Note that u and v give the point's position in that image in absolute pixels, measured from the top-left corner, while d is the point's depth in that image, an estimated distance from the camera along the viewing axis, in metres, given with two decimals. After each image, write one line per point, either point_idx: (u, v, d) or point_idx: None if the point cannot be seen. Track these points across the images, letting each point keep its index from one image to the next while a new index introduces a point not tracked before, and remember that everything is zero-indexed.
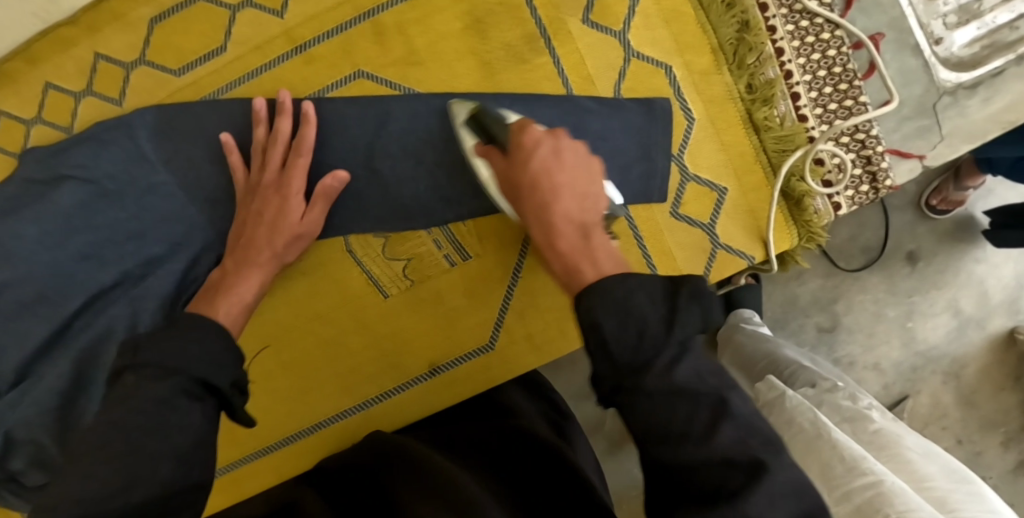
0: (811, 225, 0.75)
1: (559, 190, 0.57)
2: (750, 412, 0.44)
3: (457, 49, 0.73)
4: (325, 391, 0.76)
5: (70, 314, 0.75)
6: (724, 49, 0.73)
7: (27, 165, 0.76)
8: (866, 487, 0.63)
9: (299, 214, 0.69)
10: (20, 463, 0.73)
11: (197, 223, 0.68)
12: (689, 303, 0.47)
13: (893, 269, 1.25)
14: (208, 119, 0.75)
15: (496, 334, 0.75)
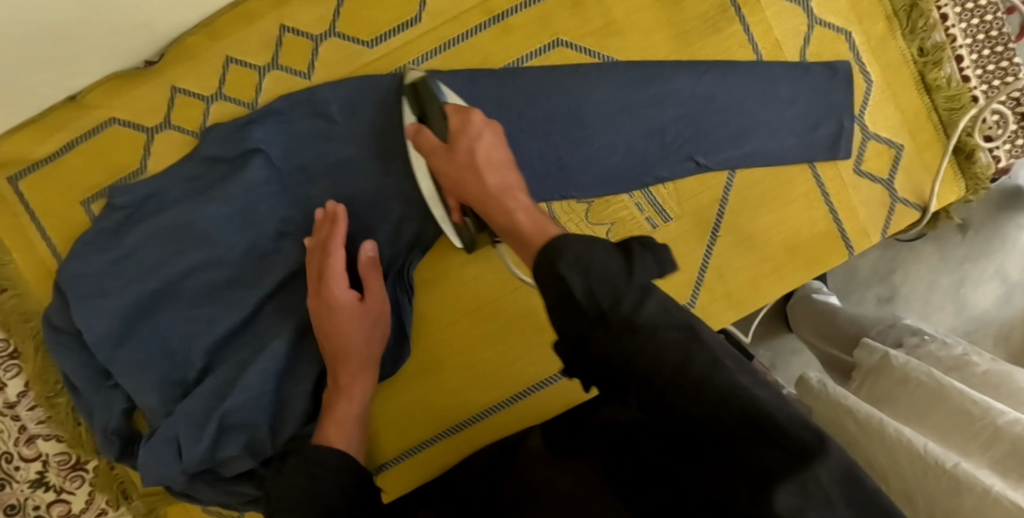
0: (977, 177, 0.80)
1: (503, 192, 0.60)
2: None
3: (655, 20, 0.76)
4: (529, 358, 0.77)
5: (267, 294, 0.75)
6: (897, 15, 0.78)
7: (212, 142, 0.74)
8: (1008, 425, 0.65)
9: (334, 259, 0.69)
10: (234, 451, 0.69)
11: (329, 315, 0.69)
12: None
13: (945, 237, 1.35)
14: (399, 91, 0.74)
15: (697, 292, 0.77)
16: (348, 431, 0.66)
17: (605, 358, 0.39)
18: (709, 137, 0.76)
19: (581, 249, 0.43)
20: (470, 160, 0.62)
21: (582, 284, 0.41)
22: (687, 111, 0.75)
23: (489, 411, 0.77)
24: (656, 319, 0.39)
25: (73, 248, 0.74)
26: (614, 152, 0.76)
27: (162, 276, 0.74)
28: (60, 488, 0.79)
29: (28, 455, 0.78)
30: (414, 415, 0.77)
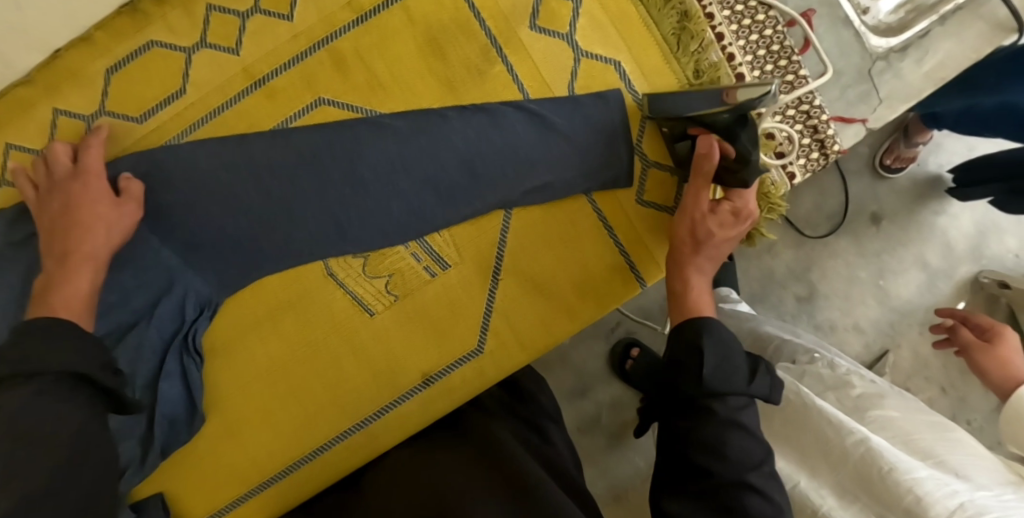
0: (770, 196, 0.78)
1: (709, 247, 0.70)
2: (766, 454, 0.61)
3: (417, 69, 0.75)
4: (324, 415, 0.77)
5: None
6: (668, 40, 0.77)
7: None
8: (855, 446, 0.77)
9: (104, 205, 0.69)
10: None
11: (82, 205, 0.68)
12: (744, 363, 0.65)
13: (858, 230, 1.33)
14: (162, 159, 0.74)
15: (484, 338, 0.77)
16: (75, 306, 0.64)
17: (680, 477, 0.60)
18: (483, 180, 0.75)
19: (727, 342, 0.65)
20: (75, 174, 0.70)
21: (711, 362, 0.63)
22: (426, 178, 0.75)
23: (289, 469, 0.78)
24: (737, 397, 0.63)
25: None
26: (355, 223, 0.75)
27: None
28: None
29: None
30: (213, 478, 0.78)
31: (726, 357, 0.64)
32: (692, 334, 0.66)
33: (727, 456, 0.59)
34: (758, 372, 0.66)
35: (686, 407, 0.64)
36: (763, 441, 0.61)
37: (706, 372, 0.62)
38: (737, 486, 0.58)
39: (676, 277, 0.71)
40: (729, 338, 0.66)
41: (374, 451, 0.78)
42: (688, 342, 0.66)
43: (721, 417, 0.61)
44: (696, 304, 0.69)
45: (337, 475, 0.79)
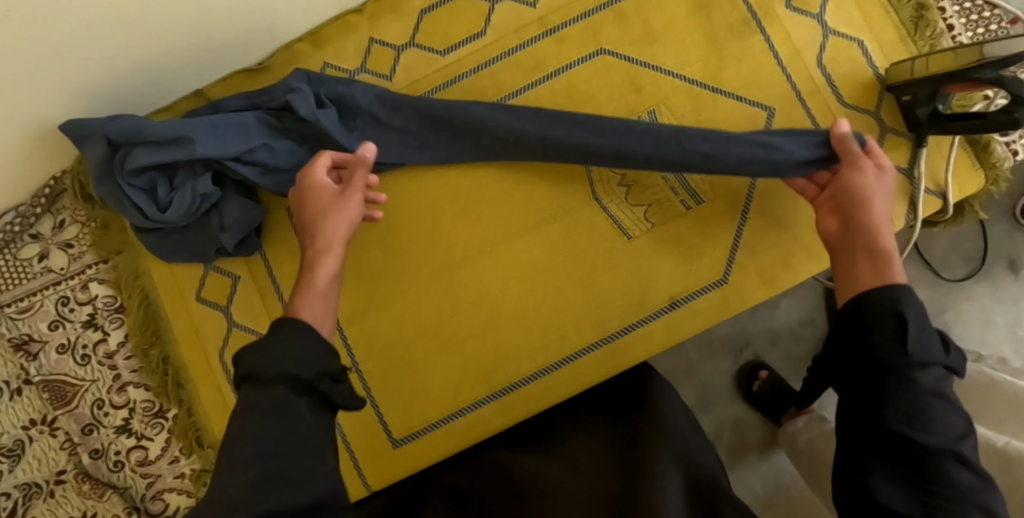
0: (996, 170, 0.86)
1: (883, 221, 0.70)
2: (969, 427, 0.54)
3: (688, 30, 0.86)
4: (576, 324, 0.84)
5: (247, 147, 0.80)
6: (907, 25, 0.87)
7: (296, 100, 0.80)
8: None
9: (346, 208, 0.73)
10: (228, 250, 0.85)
11: (335, 217, 0.72)
12: (934, 337, 0.58)
13: (997, 278, 1.36)
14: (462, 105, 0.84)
15: (729, 268, 0.84)
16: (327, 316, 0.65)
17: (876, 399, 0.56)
18: (735, 129, 0.85)
19: (923, 315, 0.60)
20: (337, 205, 0.73)
21: (913, 327, 0.58)
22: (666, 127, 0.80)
23: (538, 373, 0.84)
24: (937, 370, 0.57)
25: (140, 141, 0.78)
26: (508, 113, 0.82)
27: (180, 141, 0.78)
28: (142, 434, 0.89)
29: (118, 401, 0.89)
30: (468, 376, 0.85)
31: (926, 339, 0.57)
32: (886, 313, 0.60)
33: (941, 430, 0.52)
34: (951, 345, 0.60)
35: (886, 364, 0.57)
36: (965, 413, 0.54)
37: (911, 342, 0.56)
38: (977, 502, 0.49)
39: (852, 271, 0.67)
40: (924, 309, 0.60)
41: (619, 365, 0.83)
42: (876, 312, 0.60)
43: (925, 387, 0.55)
44: (892, 264, 0.65)
45: (566, 394, 0.83)
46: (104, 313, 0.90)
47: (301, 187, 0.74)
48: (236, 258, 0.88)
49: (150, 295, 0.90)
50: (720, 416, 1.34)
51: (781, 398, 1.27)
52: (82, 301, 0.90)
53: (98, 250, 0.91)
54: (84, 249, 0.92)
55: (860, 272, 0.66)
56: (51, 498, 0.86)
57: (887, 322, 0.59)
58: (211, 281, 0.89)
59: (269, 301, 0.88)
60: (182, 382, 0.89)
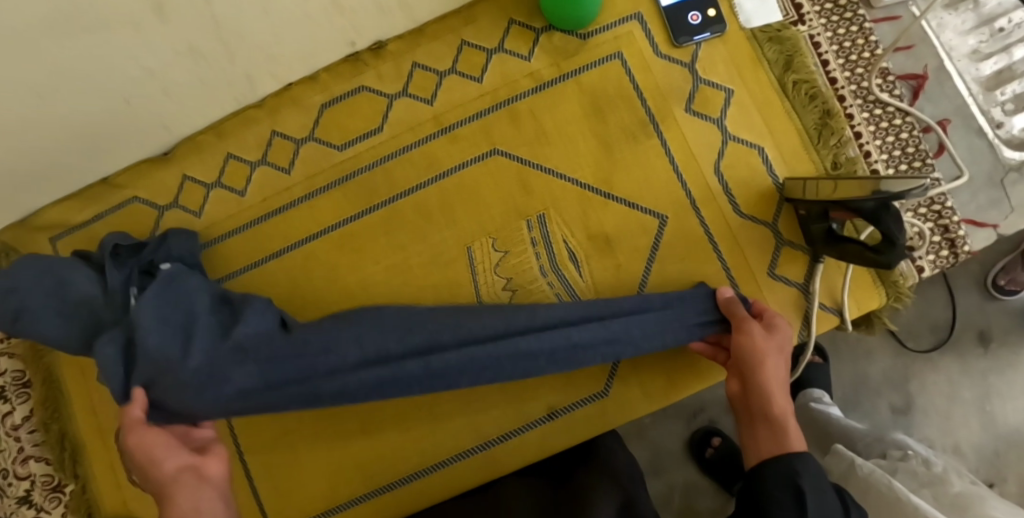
0: (899, 286, 0.82)
1: (777, 383, 0.67)
2: None
3: (582, 133, 0.86)
4: (452, 429, 0.83)
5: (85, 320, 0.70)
6: (810, 132, 0.85)
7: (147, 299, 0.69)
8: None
9: (176, 461, 0.61)
10: None
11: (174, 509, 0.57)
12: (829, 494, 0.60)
13: (964, 351, 1.13)
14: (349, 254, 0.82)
15: (611, 382, 0.82)
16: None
17: None
18: (626, 236, 0.84)
19: (821, 476, 0.61)
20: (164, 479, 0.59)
21: (782, 479, 0.61)
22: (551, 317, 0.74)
23: (411, 475, 0.83)
24: None
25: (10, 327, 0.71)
26: (351, 324, 0.71)
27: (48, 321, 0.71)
28: (40, 506, 0.92)
29: (20, 473, 0.92)
30: (343, 472, 0.84)
31: (825, 505, 0.59)
32: (781, 487, 0.60)
33: None
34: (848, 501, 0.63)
35: None
36: None
37: (808, 506, 0.58)
38: None
39: (752, 436, 0.66)
40: (816, 468, 0.61)
41: (494, 473, 0.82)
42: (778, 483, 0.60)
43: None
44: (789, 431, 0.64)
45: (439, 501, 0.83)
46: (12, 387, 0.94)
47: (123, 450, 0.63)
48: None
49: (54, 371, 0.93)
50: (673, 480, 1.23)
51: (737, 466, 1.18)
52: None
53: None
54: None
55: (759, 436, 0.65)
56: None
57: (795, 489, 0.59)
58: None
59: None
60: (80, 459, 0.92)
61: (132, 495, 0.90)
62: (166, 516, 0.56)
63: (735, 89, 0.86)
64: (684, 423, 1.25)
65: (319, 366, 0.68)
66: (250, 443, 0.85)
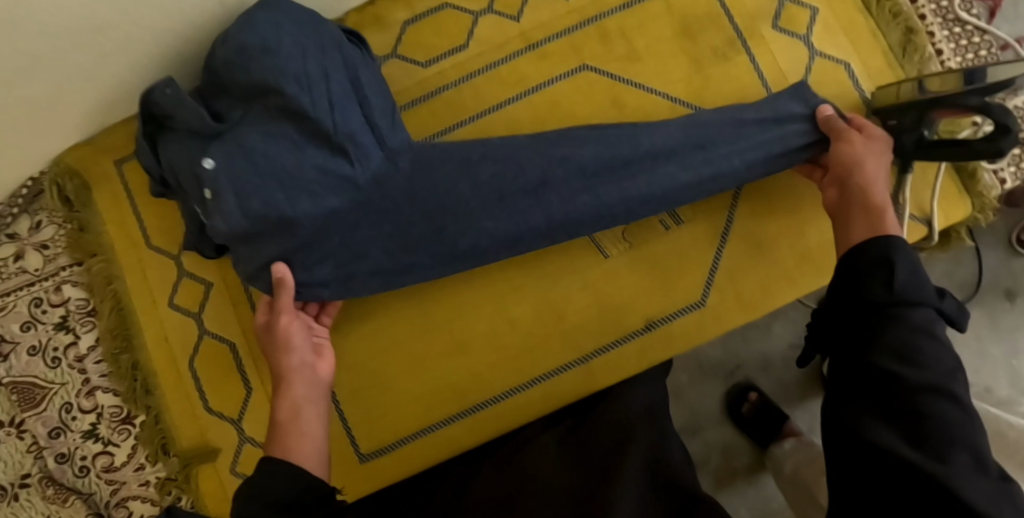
0: (982, 199, 0.84)
1: (874, 182, 0.69)
2: (953, 369, 0.52)
3: (671, 50, 0.86)
4: (549, 344, 0.82)
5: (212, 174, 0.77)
6: (894, 50, 0.86)
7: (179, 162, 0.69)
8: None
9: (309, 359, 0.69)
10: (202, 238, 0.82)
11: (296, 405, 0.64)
12: (918, 277, 0.57)
13: (992, 305, 1.18)
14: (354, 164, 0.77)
15: (708, 292, 0.82)
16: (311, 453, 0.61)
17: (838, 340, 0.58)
18: None
19: (916, 259, 0.58)
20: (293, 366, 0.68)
21: (903, 274, 0.56)
22: (676, 118, 0.76)
23: (508, 392, 0.82)
24: (929, 313, 0.55)
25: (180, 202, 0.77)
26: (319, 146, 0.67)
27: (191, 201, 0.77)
28: (108, 440, 0.88)
29: (86, 406, 0.88)
30: (438, 392, 0.83)
31: (916, 281, 0.56)
32: (878, 255, 0.59)
33: (926, 366, 0.51)
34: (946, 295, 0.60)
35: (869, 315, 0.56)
36: (952, 348, 0.53)
37: (898, 280, 0.56)
38: (959, 441, 0.48)
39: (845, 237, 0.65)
40: (914, 255, 0.58)
41: (591, 387, 0.82)
42: (868, 256, 0.59)
43: (910, 320, 0.54)
44: (885, 212, 0.64)
45: (532, 417, 0.82)
46: (76, 316, 0.90)
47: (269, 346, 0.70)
48: (209, 264, 0.88)
49: (122, 299, 0.89)
50: (709, 440, 1.21)
51: (775, 424, 1.16)
52: (54, 304, 0.90)
53: (73, 252, 0.90)
54: (59, 250, 0.91)
55: (856, 229, 0.65)
56: (15, 501, 0.86)
57: (874, 259, 0.58)
58: (184, 286, 0.88)
59: (240, 310, 0.87)
60: (150, 389, 0.88)
61: (207, 424, 0.86)
62: (287, 437, 0.61)
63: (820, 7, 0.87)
64: (721, 383, 1.23)
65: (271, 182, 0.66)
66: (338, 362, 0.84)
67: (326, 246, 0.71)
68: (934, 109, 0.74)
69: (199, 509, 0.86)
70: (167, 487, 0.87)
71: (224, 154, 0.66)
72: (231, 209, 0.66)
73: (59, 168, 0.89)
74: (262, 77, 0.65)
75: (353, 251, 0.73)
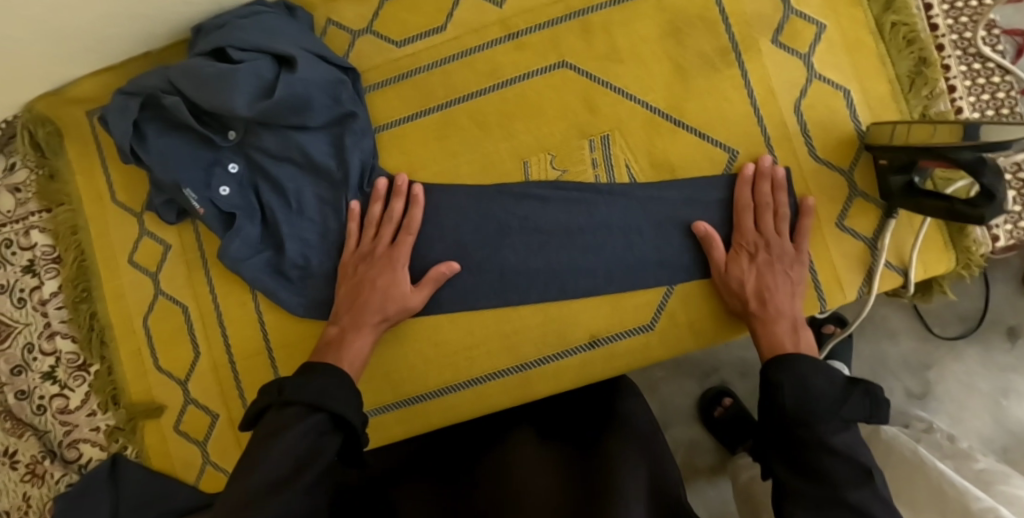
0: (971, 254, 0.78)
1: (785, 317, 0.70)
2: (864, 472, 0.53)
3: (657, 54, 0.80)
4: (488, 348, 0.82)
5: (186, 151, 0.82)
6: (901, 81, 0.80)
7: (178, 159, 0.82)
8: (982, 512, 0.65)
9: (408, 290, 0.76)
10: (161, 201, 0.84)
11: (362, 295, 0.76)
12: (834, 388, 0.59)
13: (991, 343, 1.03)
14: (313, 150, 0.81)
15: (658, 317, 0.80)
16: (356, 365, 0.72)
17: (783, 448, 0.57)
18: (690, 167, 0.80)
19: (818, 370, 0.61)
20: (388, 260, 0.77)
21: (789, 395, 0.59)
22: (633, 186, 0.80)
23: (441, 390, 0.82)
24: (833, 421, 0.56)
25: (151, 161, 0.82)
26: (311, 175, 0.83)
27: (167, 173, 0.81)
28: (64, 384, 0.91)
29: (46, 348, 0.91)
30: (372, 381, 0.83)
31: (808, 390, 0.59)
32: (783, 372, 0.62)
33: (824, 478, 0.53)
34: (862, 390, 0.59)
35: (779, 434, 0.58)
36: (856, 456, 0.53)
37: (789, 400, 0.59)
38: None
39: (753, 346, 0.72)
40: (809, 368, 0.61)
41: (525, 396, 0.80)
42: (773, 374, 0.62)
43: (815, 433, 0.55)
44: (786, 341, 0.68)
45: (466, 419, 0.81)
46: (41, 261, 0.92)
47: (354, 278, 0.77)
48: (169, 227, 0.88)
49: (85, 250, 0.91)
50: (675, 437, 1.15)
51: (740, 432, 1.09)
52: (23, 247, 0.92)
53: (41, 199, 0.91)
54: (30, 195, 0.92)
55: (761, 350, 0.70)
56: None
57: (776, 384, 0.61)
58: (144, 245, 0.89)
59: (194, 274, 0.87)
60: (106, 340, 0.90)
61: (155, 381, 0.89)
62: (330, 352, 0.72)
63: (828, 24, 0.79)
64: (695, 382, 1.16)
65: (272, 203, 0.83)
66: (280, 341, 0.85)
67: (296, 247, 0.83)
68: (925, 157, 0.68)
69: (145, 459, 0.90)
70: (116, 435, 0.90)
71: (237, 180, 0.83)
72: (242, 219, 0.82)
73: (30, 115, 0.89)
74: (264, 117, 0.76)
75: (313, 245, 0.83)
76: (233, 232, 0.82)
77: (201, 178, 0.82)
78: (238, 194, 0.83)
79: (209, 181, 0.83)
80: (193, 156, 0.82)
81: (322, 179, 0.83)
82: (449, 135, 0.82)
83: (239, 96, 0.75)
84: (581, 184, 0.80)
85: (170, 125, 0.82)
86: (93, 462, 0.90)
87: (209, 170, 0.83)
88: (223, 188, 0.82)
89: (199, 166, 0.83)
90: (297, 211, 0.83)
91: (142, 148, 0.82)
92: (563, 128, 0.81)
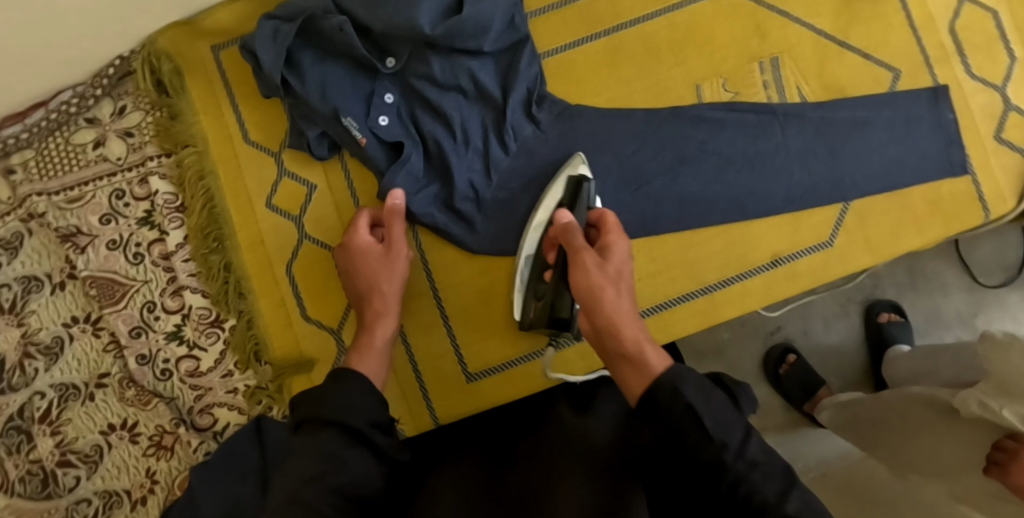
0: None
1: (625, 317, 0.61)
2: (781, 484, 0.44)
3: None
4: (668, 271, 0.81)
5: (346, 78, 0.77)
6: None
7: (338, 86, 0.77)
8: None
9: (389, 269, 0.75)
10: (313, 132, 0.78)
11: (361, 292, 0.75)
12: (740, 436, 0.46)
13: None
14: (484, 77, 0.78)
15: (836, 233, 0.81)
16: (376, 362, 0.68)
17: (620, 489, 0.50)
18: (856, 88, 0.82)
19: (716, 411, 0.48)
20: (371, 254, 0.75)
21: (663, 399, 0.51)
22: (805, 107, 0.81)
23: None
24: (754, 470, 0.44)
25: (306, 89, 0.76)
26: (477, 102, 0.80)
27: (325, 100, 0.76)
28: (194, 343, 0.83)
29: (171, 306, 0.84)
30: None
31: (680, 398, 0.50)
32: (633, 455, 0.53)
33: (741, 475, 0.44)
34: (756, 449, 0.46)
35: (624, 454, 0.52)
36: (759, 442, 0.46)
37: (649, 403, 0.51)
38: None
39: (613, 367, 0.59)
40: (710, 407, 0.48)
41: (713, 317, 0.82)
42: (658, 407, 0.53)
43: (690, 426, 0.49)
44: (646, 356, 0.56)
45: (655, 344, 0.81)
46: (163, 210, 0.84)
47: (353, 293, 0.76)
48: (314, 164, 0.82)
49: (214, 196, 0.83)
50: None
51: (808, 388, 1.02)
52: (139, 197, 0.84)
53: (162, 142, 0.84)
54: (145, 139, 0.84)
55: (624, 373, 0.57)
56: (92, 401, 0.82)
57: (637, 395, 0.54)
58: (284, 186, 0.83)
59: (345, 216, 0.82)
60: (244, 292, 0.83)
61: (305, 333, 0.82)
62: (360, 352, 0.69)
63: None
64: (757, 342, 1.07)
65: (435, 133, 0.79)
66: (451, 279, 0.82)
67: (467, 178, 0.79)
68: None
69: None
70: (257, 396, 0.83)
71: (394, 110, 0.79)
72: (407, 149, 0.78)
73: (151, 48, 0.81)
74: (447, 37, 0.73)
75: (483, 176, 0.80)
76: (401, 162, 0.78)
77: (360, 107, 0.78)
78: (398, 124, 0.79)
79: (369, 110, 0.78)
80: (352, 84, 0.78)
81: (489, 108, 0.79)
82: (616, 64, 0.82)
83: (425, 12, 0.72)
84: (755, 105, 0.80)
85: (324, 51, 0.77)
86: (231, 427, 0.83)
87: (367, 99, 0.78)
88: (384, 118, 0.78)
89: (357, 95, 0.78)
90: (464, 142, 0.79)
91: (294, 75, 0.76)
92: (730, 54, 0.81)
